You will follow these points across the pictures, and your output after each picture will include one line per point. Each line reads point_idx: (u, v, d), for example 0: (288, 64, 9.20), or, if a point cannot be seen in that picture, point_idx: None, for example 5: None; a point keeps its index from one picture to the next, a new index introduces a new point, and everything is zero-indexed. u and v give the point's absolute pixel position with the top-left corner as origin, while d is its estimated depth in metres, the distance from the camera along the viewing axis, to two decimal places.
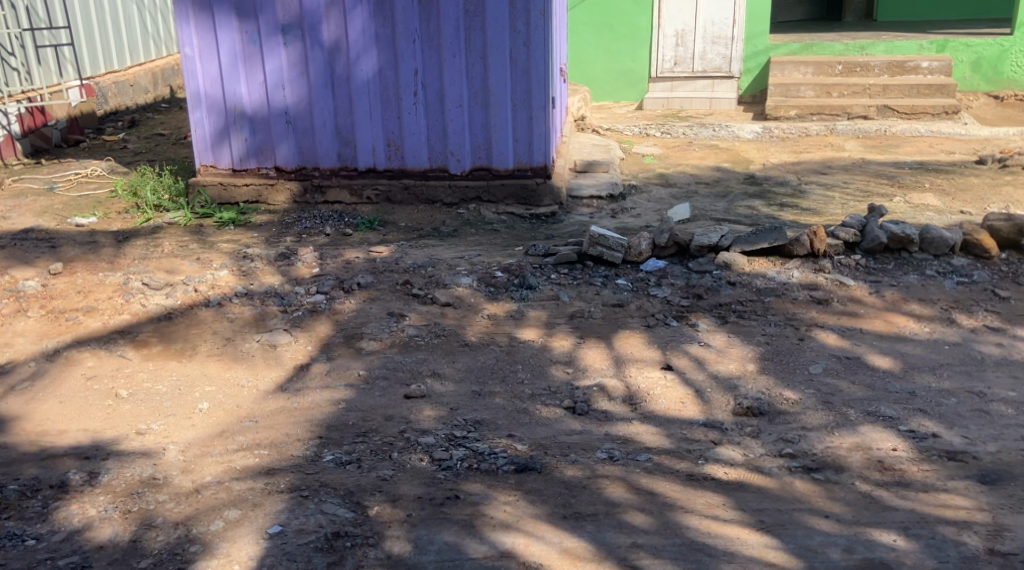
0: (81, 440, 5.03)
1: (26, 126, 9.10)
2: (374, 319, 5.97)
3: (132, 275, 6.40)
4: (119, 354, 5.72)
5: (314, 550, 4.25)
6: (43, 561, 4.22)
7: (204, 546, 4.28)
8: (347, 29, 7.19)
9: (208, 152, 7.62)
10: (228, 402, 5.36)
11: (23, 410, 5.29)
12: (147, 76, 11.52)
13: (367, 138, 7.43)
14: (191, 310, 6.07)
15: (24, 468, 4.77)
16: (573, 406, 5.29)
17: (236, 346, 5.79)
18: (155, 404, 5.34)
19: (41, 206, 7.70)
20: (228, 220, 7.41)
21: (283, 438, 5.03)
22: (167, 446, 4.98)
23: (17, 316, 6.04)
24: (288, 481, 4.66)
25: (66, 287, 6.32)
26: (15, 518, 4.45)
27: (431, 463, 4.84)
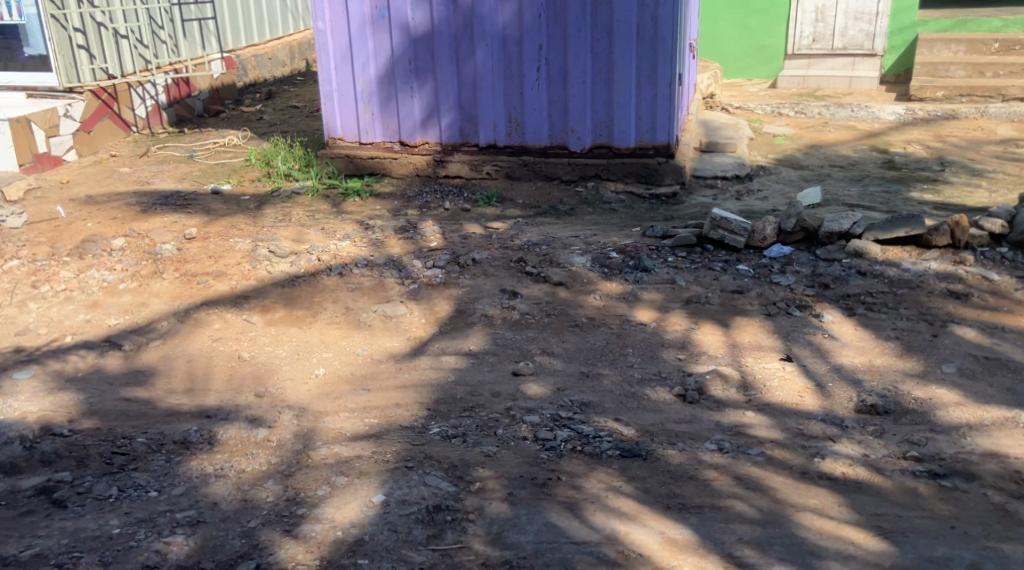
0: (196, 402, 5.22)
1: (172, 97, 9.58)
2: (487, 295, 5.93)
3: (260, 242, 6.56)
4: (245, 318, 5.90)
5: (414, 522, 4.26)
6: (161, 512, 4.35)
7: (311, 510, 4.35)
8: (471, 3, 7.15)
9: (336, 124, 7.74)
10: (343, 369, 5.45)
11: (151, 371, 5.53)
12: (286, 50, 11.91)
13: (489, 114, 7.41)
14: (314, 278, 6.17)
15: (150, 425, 4.98)
16: (683, 394, 5.12)
17: (354, 315, 5.87)
18: (275, 367, 5.49)
19: (181, 173, 8.10)
20: (353, 192, 7.51)
21: (394, 407, 5.10)
22: (277, 410, 5.12)
23: (153, 277, 6.30)
24: (396, 451, 4.70)
25: (199, 251, 6.51)
26: (141, 470, 4.63)
27: (536, 442, 4.80)
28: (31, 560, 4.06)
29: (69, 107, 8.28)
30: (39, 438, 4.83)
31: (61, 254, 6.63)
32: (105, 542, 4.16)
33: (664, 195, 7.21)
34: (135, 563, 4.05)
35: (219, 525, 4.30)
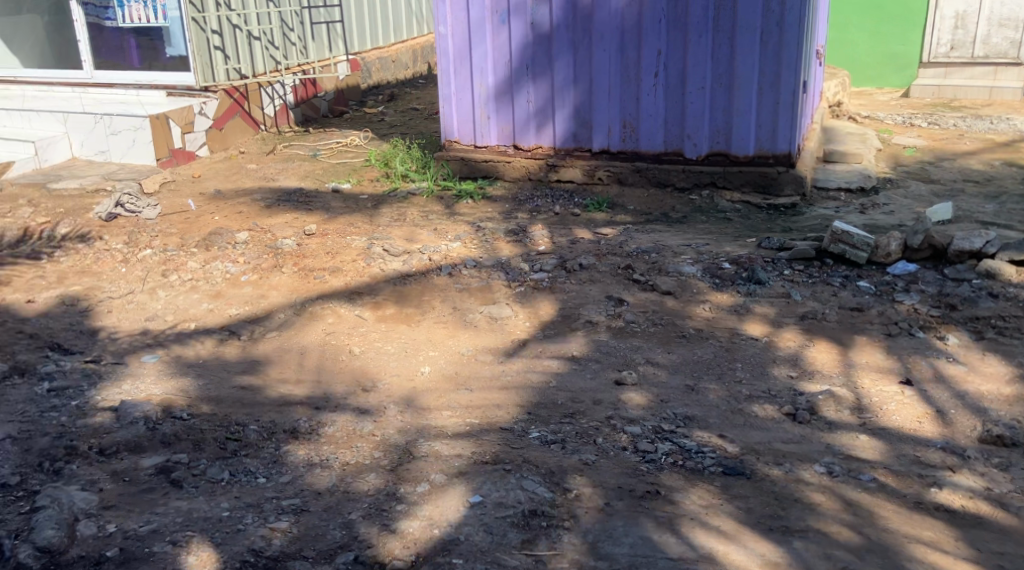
0: (300, 391, 5.30)
1: (298, 96, 10.39)
2: (593, 301, 5.84)
3: (375, 240, 6.64)
4: (357, 313, 5.97)
5: (510, 525, 4.18)
6: (269, 499, 4.38)
7: (409, 505, 4.30)
8: (589, 8, 7.13)
9: (451, 128, 7.83)
10: (448, 367, 5.44)
11: (264, 359, 5.64)
12: (408, 53, 12.88)
13: (604, 120, 7.38)
14: (424, 276, 6.21)
15: (260, 412, 5.06)
16: (793, 413, 4.89)
17: (461, 315, 5.88)
18: (382, 363, 5.52)
19: (304, 170, 8.58)
20: (467, 194, 7.55)
21: (495, 408, 5.04)
22: (380, 403, 5.16)
23: (272, 271, 6.44)
24: (494, 453, 4.63)
25: (318, 247, 6.65)
26: (252, 457, 4.70)
27: (635, 454, 4.65)
28: (149, 535, 4.10)
29: (202, 105, 9.10)
30: (160, 420, 4.91)
31: (190, 245, 6.90)
32: (217, 524, 4.18)
33: (784, 206, 7.05)
34: (243, 546, 4.07)
35: (323, 515, 4.28)
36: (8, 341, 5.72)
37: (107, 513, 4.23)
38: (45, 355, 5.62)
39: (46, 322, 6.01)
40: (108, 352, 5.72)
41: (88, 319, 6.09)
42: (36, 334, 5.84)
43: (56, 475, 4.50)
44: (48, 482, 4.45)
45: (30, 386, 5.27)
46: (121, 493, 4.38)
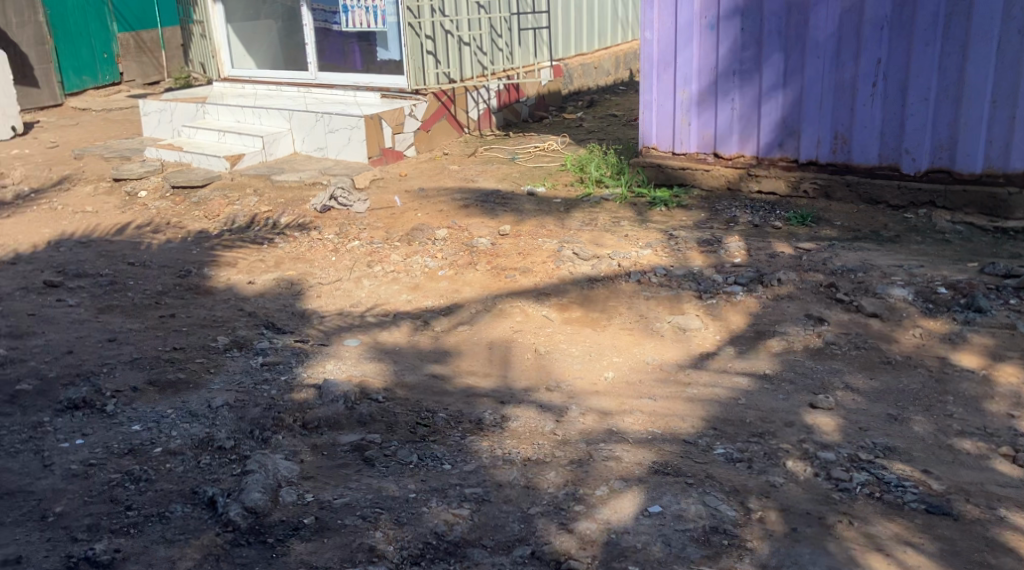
0: (490, 385, 6.04)
1: (501, 101, 11.87)
2: (790, 318, 6.34)
3: (565, 244, 7.69)
4: (544, 313, 6.83)
5: (688, 540, 4.59)
6: (452, 485, 5.03)
7: (587, 508, 4.83)
8: (808, 18, 7.69)
9: (651, 133, 8.70)
10: (631, 373, 6.07)
11: (455, 349, 6.50)
12: (611, 59, 14.22)
13: (813, 129, 7.92)
14: (612, 282, 7.06)
15: (451, 402, 5.82)
16: (1013, 454, 5.02)
17: (648, 323, 6.59)
18: (568, 363, 6.22)
19: (502, 173, 9.98)
20: (661, 202, 8.43)
21: (678, 421, 5.51)
22: (561, 402, 5.81)
23: (468, 267, 7.62)
24: (676, 465, 5.10)
25: (511, 247, 7.82)
26: (439, 442, 5.43)
27: (828, 480, 4.91)
28: (341, 508, 4.88)
29: (413, 108, 10.57)
30: (358, 400, 5.81)
31: (394, 239, 8.46)
32: (400, 504, 4.90)
33: (1011, 229, 7.26)
34: (426, 530, 4.73)
35: (503, 506, 4.89)
36: (232, 318, 7.10)
37: (305, 483, 5.08)
38: (262, 332, 6.85)
39: (265, 301, 7.44)
40: (315, 331, 6.91)
41: (302, 301, 7.46)
42: (255, 312, 7.20)
43: (264, 443, 5.43)
44: (256, 448, 5.38)
45: (246, 359, 6.40)
46: (320, 466, 5.26)
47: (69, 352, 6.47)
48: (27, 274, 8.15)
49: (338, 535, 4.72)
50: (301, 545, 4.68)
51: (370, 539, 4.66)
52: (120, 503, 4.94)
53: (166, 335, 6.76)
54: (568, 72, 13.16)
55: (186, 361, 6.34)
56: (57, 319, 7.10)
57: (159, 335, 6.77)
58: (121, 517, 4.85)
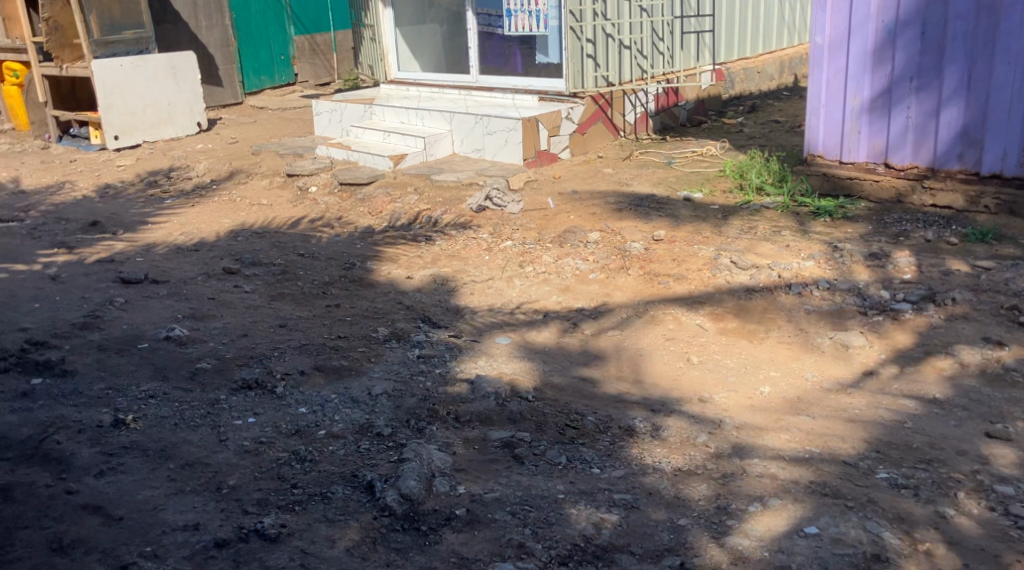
0: (640, 392, 6.15)
1: (659, 104, 11.68)
2: (966, 340, 6.26)
3: (722, 251, 7.61)
4: (697, 322, 6.86)
5: (847, 564, 4.58)
6: (602, 490, 5.10)
7: (739, 523, 4.85)
8: (999, 22, 7.36)
9: (817, 140, 8.53)
10: (787, 388, 6.10)
11: (605, 354, 6.64)
12: (775, 64, 13.84)
13: (997, 141, 7.57)
14: (771, 293, 7.04)
15: (600, 407, 5.93)
16: None
17: (807, 338, 6.58)
18: (720, 376, 6.28)
19: (658, 177, 9.83)
20: (825, 212, 8.18)
21: (838, 440, 5.49)
22: (715, 415, 5.84)
23: (620, 271, 7.69)
24: (835, 487, 5.04)
25: (664, 253, 7.78)
26: (588, 445, 5.52)
27: (1003, 516, 4.88)
28: (492, 502, 4.99)
29: (570, 111, 10.49)
30: (508, 397, 5.92)
31: (546, 240, 8.49)
32: (550, 503, 4.98)
33: None
34: (575, 532, 4.80)
35: (653, 515, 4.92)
36: (392, 310, 7.33)
37: (458, 474, 5.20)
38: (418, 326, 7.05)
39: (422, 296, 7.64)
40: (468, 327, 7.09)
41: (456, 297, 7.63)
42: (413, 306, 7.40)
43: (419, 433, 5.59)
44: (412, 438, 5.53)
45: (404, 350, 6.60)
46: (472, 459, 5.37)
47: (245, 336, 6.83)
48: (207, 261, 8.59)
49: (489, 529, 4.83)
50: (453, 535, 4.81)
51: (519, 536, 4.78)
52: (287, 481, 5.17)
53: (331, 325, 7.05)
54: (730, 76, 12.89)
55: (349, 350, 6.56)
56: (234, 304, 7.49)
57: (326, 323, 7.07)
58: (287, 494, 5.07)
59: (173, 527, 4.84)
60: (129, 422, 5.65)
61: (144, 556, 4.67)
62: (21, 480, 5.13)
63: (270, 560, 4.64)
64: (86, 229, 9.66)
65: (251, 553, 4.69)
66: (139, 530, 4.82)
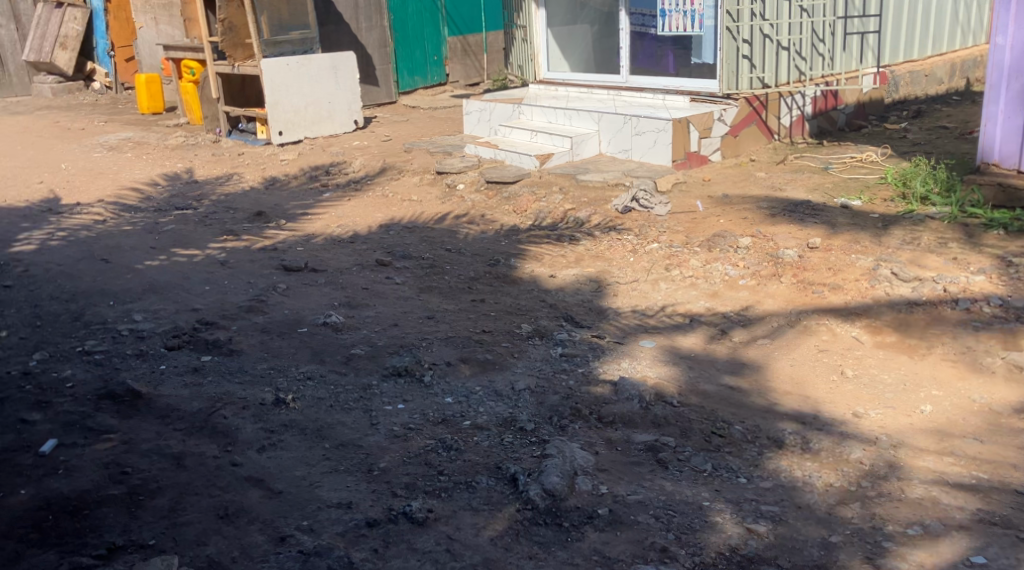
0: (790, 404, 6.21)
1: (817, 108, 11.32)
2: None
3: (882, 262, 7.58)
4: (853, 335, 6.90)
5: None
6: (748, 500, 5.26)
7: (898, 544, 4.94)
8: None
9: (993, 148, 8.32)
10: (952, 410, 6.05)
11: (753, 362, 6.70)
12: (944, 66, 13.19)
13: None
14: (935, 307, 7.01)
15: (747, 416, 6.03)
16: None
17: (974, 357, 6.48)
18: (877, 391, 6.30)
19: (813, 183, 9.58)
20: (998, 225, 7.90)
21: (1009, 467, 5.52)
22: (874, 433, 5.87)
23: (771, 278, 7.70)
24: (1005, 516, 5.12)
25: (819, 261, 7.79)
26: (733, 454, 5.67)
27: None
28: (634, 504, 5.17)
29: (723, 113, 10.33)
30: (653, 401, 6.11)
31: (694, 244, 8.51)
32: (694, 510, 5.14)
33: None
34: (720, 542, 4.95)
35: (800, 529, 5.06)
36: (535, 307, 7.54)
37: (601, 474, 5.39)
38: (561, 325, 7.27)
39: (565, 294, 7.79)
40: (612, 327, 7.25)
41: (600, 298, 7.74)
42: (556, 304, 7.59)
43: (562, 429, 5.83)
44: (555, 434, 5.78)
45: (547, 347, 6.85)
46: (615, 460, 5.56)
47: (395, 325, 7.17)
48: (361, 253, 8.84)
49: (632, 531, 5.01)
50: (595, 534, 5.01)
51: (662, 540, 4.95)
52: (434, 467, 5.47)
53: (476, 318, 7.32)
54: (895, 79, 12.34)
55: (493, 344, 6.86)
56: (387, 295, 7.79)
57: (471, 317, 7.34)
58: (434, 480, 5.37)
59: (329, 504, 5.21)
60: (290, 401, 6.04)
61: (301, 530, 5.04)
62: (193, 450, 5.62)
63: (417, 543, 4.97)
64: (252, 219, 10.01)
65: (399, 534, 5.02)
66: (297, 504, 5.22)
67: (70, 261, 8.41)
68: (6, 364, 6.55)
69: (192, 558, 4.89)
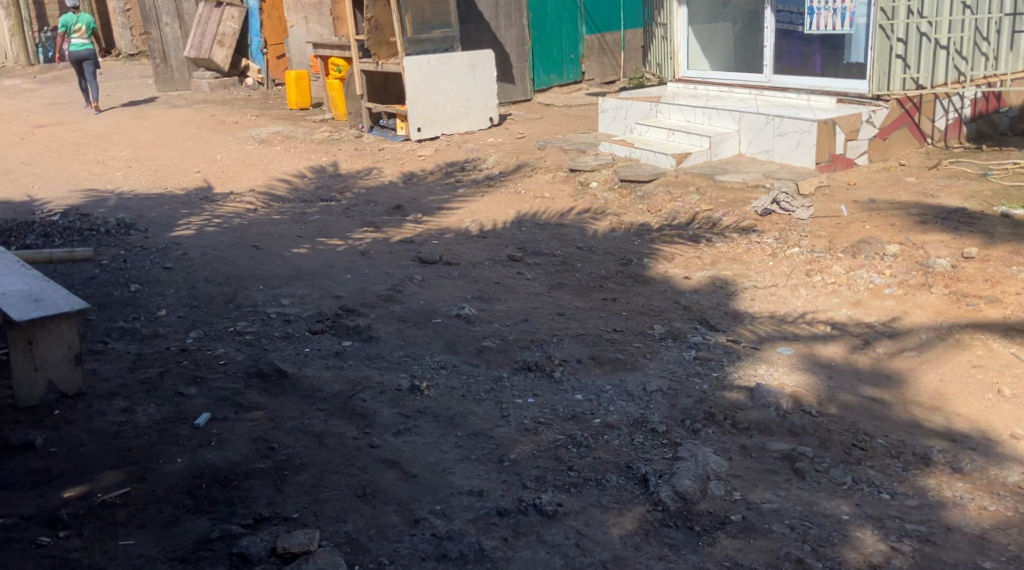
0: (938, 420, 6.00)
1: (976, 111, 10.86)
2: None
3: None
4: (1011, 351, 6.61)
5: None
6: (892, 517, 5.07)
7: None
8: None
9: None
10: None
11: (899, 375, 6.53)
12: None
13: None
14: None
15: (892, 430, 5.83)
16: None
17: None
18: None
19: (969, 190, 9.12)
20: None
21: None
22: None
23: (921, 288, 7.50)
24: None
25: (974, 272, 7.55)
26: (876, 468, 5.45)
27: None
28: (769, 513, 5.05)
29: (872, 113, 10.00)
30: (790, 410, 5.92)
31: (838, 249, 8.33)
32: (833, 523, 4.98)
33: None
34: (859, 558, 4.78)
35: (949, 553, 4.85)
36: (668, 309, 7.49)
37: (734, 481, 5.30)
38: (695, 328, 7.19)
39: (699, 297, 7.71)
40: (747, 333, 7.13)
41: (735, 302, 7.66)
42: (690, 307, 7.52)
43: (694, 433, 5.72)
44: (687, 437, 5.68)
45: (680, 349, 6.78)
46: (748, 467, 5.44)
47: (527, 320, 7.18)
48: (494, 247, 8.88)
49: (766, 539, 4.88)
50: (727, 541, 4.90)
51: (797, 550, 4.81)
52: (564, 462, 5.44)
53: (607, 317, 7.31)
54: None
55: (625, 344, 6.83)
56: (517, 290, 7.83)
57: (602, 315, 7.33)
58: (563, 475, 5.33)
59: (460, 490, 5.22)
60: (425, 389, 6.11)
61: (435, 514, 5.05)
62: (334, 430, 5.71)
63: (547, 535, 4.93)
64: (391, 212, 10.15)
65: (530, 525, 4.99)
66: (430, 488, 5.24)
67: (225, 246, 8.72)
68: (165, 340, 6.86)
69: (332, 533, 4.92)
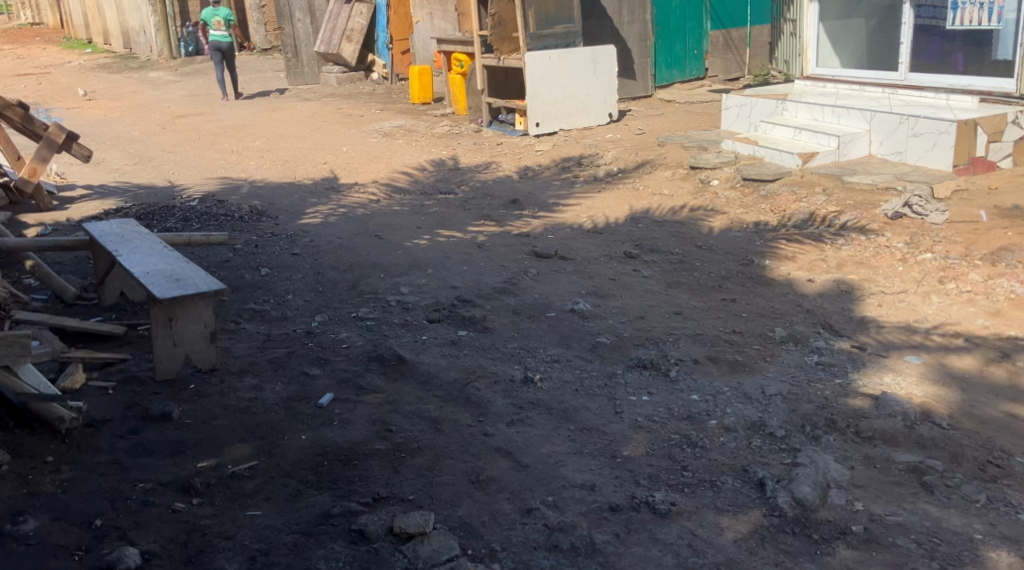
0: None
1: None
2: None
3: None
4: None
5: None
6: None
7: None
8: None
9: None
10: None
11: None
12: None
13: None
14: None
15: None
16: None
17: None
18: None
19: None
20: None
21: None
22: None
23: None
24: None
25: None
26: (1015, 488, 5.16)
27: None
28: (893, 526, 4.82)
29: (1019, 114, 9.53)
30: (920, 420, 5.72)
31: (975, 257, 7.96)
32: (964, 541, 4.73)
33: None
34: None
35: None
36: (790, 312, 7.23)
37: (856, 490, 5.07)
38: (817, 332, 6.93)
39: (823, 301, 7.45)
40: (873, 340, 6.85)
41: (861, 307, 7.37)
42: (813, 310, 7.27)
43: (814, 440, 5.48)
44: (806, 444, 5.44)
45: (802, 353, 6.56)
46: (872, 477, 5.19)
47: (642, 317, 7.05)
48: (610, 243, 8.75)
49: (888, 553, 4.66)
50: (847, 552, 4.68)
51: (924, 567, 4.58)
52: (678, 462, 5.29)
53: (726, 317, 7.11)
54: None
55: (744, 346, 6.61)
56: (633, 287, 7.69)
57: (721, 316, 7.13)
58: (677, 475, 5.19)
59: (573, 483, 5.12)
60: (537, 381, 6.02)
61: (547, 505, 4.96)
62: (449, 416, 5.67)
63: (659, 533, 4.79)
64: (507, 206, 10.10)
65: (641, 522, 4.86)
66: (542, 479, 5.15)
67: (348, 235, 8.81)
68: (291, 323, 6.93)
69: (446, 516, 4.88)
